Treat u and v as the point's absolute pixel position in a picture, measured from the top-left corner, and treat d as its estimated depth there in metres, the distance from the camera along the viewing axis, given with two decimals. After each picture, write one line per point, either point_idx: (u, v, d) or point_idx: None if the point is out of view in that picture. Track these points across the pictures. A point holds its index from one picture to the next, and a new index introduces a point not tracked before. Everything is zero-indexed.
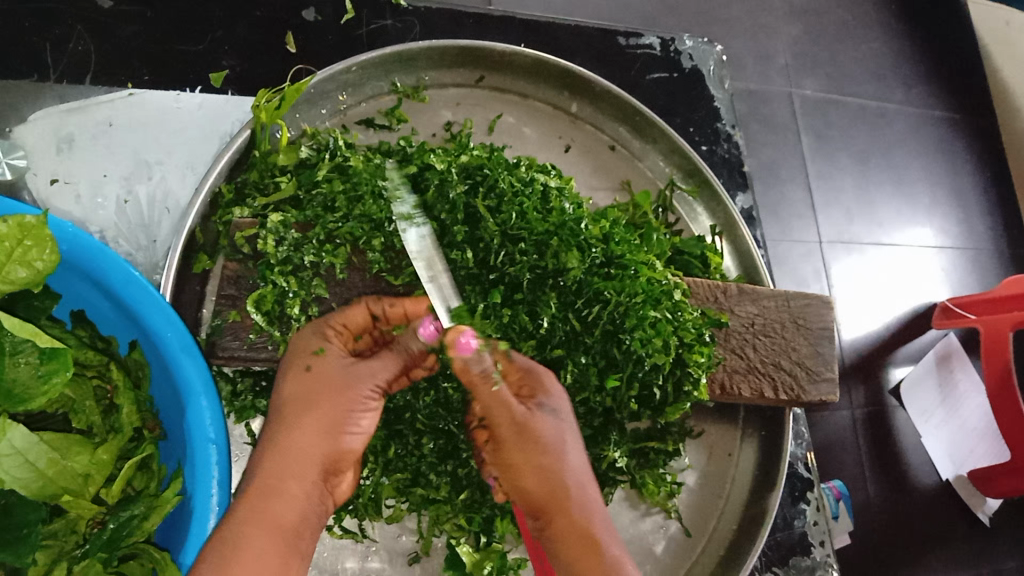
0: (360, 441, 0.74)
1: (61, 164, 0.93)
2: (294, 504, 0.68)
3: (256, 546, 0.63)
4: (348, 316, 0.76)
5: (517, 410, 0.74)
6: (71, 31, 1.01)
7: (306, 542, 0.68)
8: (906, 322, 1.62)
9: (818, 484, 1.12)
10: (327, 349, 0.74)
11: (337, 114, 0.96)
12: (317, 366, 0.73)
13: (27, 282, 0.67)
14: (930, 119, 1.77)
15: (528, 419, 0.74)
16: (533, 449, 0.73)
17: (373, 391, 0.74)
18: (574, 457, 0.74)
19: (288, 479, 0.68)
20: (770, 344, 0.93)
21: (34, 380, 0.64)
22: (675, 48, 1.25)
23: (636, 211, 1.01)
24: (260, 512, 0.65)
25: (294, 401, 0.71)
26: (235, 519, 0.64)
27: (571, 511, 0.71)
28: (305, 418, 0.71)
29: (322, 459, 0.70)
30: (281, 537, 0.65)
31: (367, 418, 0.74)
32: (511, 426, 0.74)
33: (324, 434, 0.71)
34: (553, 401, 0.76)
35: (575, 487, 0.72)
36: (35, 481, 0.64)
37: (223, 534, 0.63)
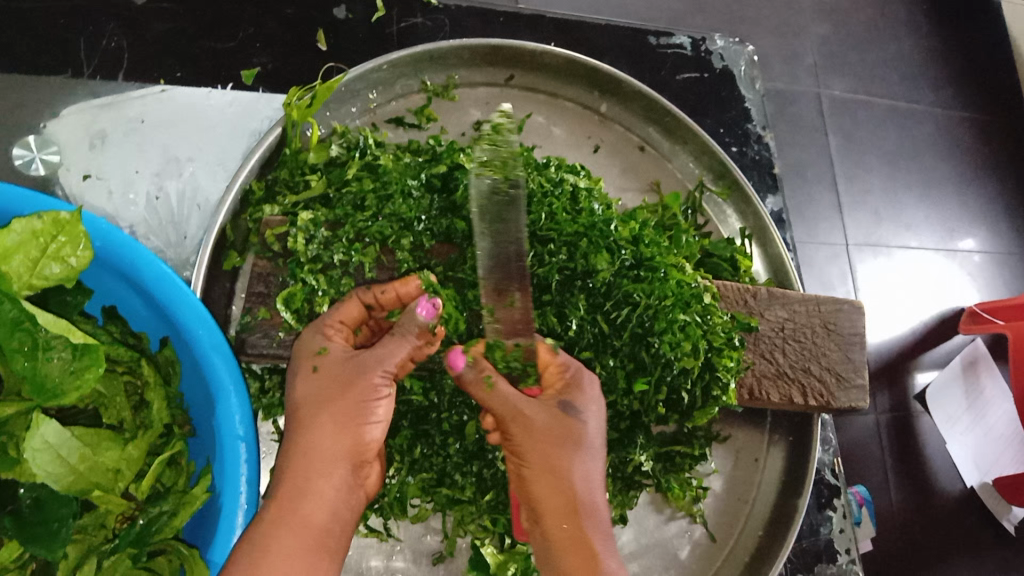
0: (381, 429, 0.72)
1: (94, 160, 0.93)
2: (323, 503, 0.67)
3: (284, 551, 0.64)
4: (343, 311, 0.75)
5: (523, 405, 0.73)
6: (105, 27, 1.01)
7: (336, 540, 0.68)
8: (934, 327, 1.59)
9: (844, 491, 1.10)
10: (329, 346, 0.73)
11: (368, 112, 0.96)
12: (322, 364, 0.71)
13: (60, 278, 0.68)
14: (962, 122, 1.74)
15: (550, 418, 0.73)
16: (549, 444, 0.72)
17: (384, 377, 0.72)
18: (592, 460, 0.73)
19: (313, 478, 0.67)
20: (799, 350, 0.91)
21: (65, 376, 0.65)
22: (706, 48, 1.23)
23: (665, 212, 1.00)
24: (287, 514, 0.65)
25: (308, 400, 0.70)
26: (263, 523, 0.65)
27: (577, 517, 0.70)
28: (321, 416, 0.69)
29: (343, 452, 0.69)
30: (310, 537, 0.66)
31: (384, 406, 0.72)
32: (523, 420, 0.73)
33: (341, 429, 0.69)
34: (586, 404, 0.74)
35: (586, 493, 0.71)
36: (67, 475, 0.65)
37: (251, 538, 0.64)
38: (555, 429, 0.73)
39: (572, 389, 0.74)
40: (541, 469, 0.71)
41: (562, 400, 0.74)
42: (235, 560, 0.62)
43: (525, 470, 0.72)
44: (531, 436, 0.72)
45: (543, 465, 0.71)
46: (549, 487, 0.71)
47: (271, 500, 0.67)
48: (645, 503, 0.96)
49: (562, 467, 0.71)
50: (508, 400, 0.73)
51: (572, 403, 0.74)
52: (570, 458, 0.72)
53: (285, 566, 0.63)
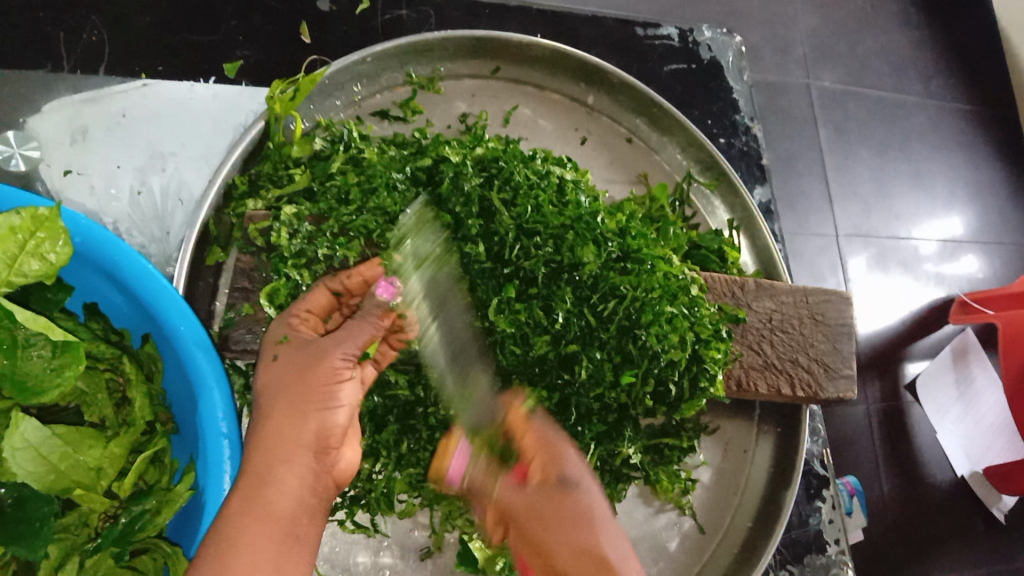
0: (345, 414, 0.71)
1: (76, 156, 0.92)
2: (287, 491, 0.66)
3: (247, 540, 0.62)
4: (310, 300, 0.75)
5: (529, 490, 0.69)
6: (85, 21, 1.00)
7: (304, 528, 0.67)
8: (923, 317, 1.60)
9: (833, 482, 1.10)
10: (292, 334, 0.72)
11: (352, 105, 0.95)
12: (283, 352, 0.71)
13: (39, 275, 0.67)
14: (951, 112, 1.74)
15: (552, 493, 0.67)
16: (564, 526, 0.64)
17: (346, 360, 0.71)
18: (609, 527, 0.66)
19: (277, 466, 0.66)
20: (787, 341, 0.91)
21: (46, 373, 0.64)
22: (693, 39, 1.23)
23: (652, 204, 0.99)
24: (250, 504, 0.64)
25: (269, 388, 0.69)
26: (227, 514, 0.64)
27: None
28: (280, 402, 0.68)
29: (305, 438, 0.68)
30: (275, 526, 0.64)
31: (346, 391, 0.71)
32: (530, 505, 0.67)
33: (301, 415, 0.68)
34: (575, 472, 0.70)
35: (620, 560, 0.63)
36: (47, 474, 0.64)
37: (217, 531, 0.63)
38: (567, 507, 0.66)
39: (555, 461, 0.70)
40: (565, 550, 0.63)
41: (555, 475, 0.69)
42: (203, 554, 0.61)
43: (554, 559, 0.63)
44: (543, 525, 0.65)
45: (565, 544, 0.63)
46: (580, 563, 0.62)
47: (234, 488, 0.66)
48: (634, 497, 0.96)
49: (588, 544, 0.63)
50: (511, 489, 0.69)
51: (563, 477, 0.69)
52: (590, 530, 0.64)
53: (250, 556, 0.62)
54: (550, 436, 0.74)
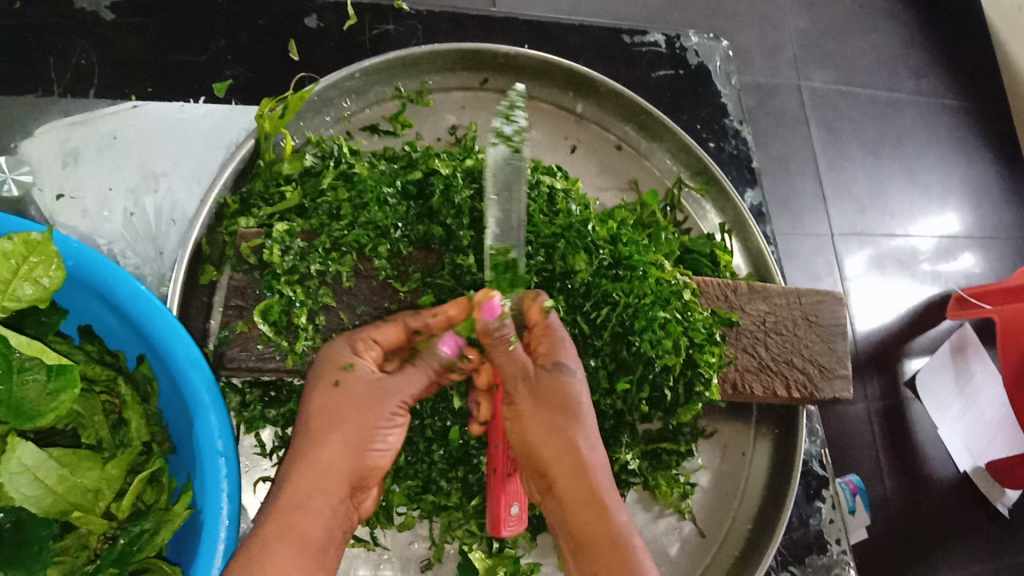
0: (387, 456, 0.74)
1: (67, 179, 0.93)
2: (321, 520, 0.67)
3: (285, 564, 0.63)
4: (381, 332, 0.75)
5: (531, 368, 0.76)
6: (75, 45, 1.01)
7: (329, 558, 0.67)
8: (920, 313, 1.60)
9: (833, 482, 1.11)
10: (357, 364, 0.73)
11: (342, 121, 0.96)
12: (346, 382, 0.72)
13: (33, 300, 0.67)
14: (942, 108, 1.75)
15: (543, 377, 0.75)
16: (551, 413, 0.73)
17: (400, 406, 0.74)
18: (588, 414, 0.75)
19: (314, 493, 0.68)
20: (781, 343, 0.91)
21: (42, 398, 0.65)
22: (680, 44, 1.23)
23: (643, 210, 1.00)
24: (285, 529, 0.65)
25: (319, 417, 0.70)
26: (261, 537, 0.64)
27: (584, 476, 0.71)
28: (332, 433, 0.70)
29: (349, 474, 0.70)
30: (308, 552, 0.65)
31: (392, 434, 0.74)
32: (528, 381, 0.75)
33: (350, 452, 0.70)
34: (572, 360, 0.76)
35: (588, 449, 0.72)
36: (44, 498, 0.64)
37: (249, 550, 0.63)
38: (555, 393, 0.74)
39: (558, 350, 0.76)
40: (546, 429, 0.73)
41: (552, 360, 0.75)
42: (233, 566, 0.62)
43: (532, 434, 0.74)
44: (533, 401, 0.74)
45: (546, 424, 0.73)
46: (551, 445, 0.72)
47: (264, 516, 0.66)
48: (632, 502, 0.96)
49: (566, 432, 0.73)
50: (519, 361, 0.76)
51: (558, 360, 0.75)
52: (572, 419, 0.73)
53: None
54: (558, 332, 0.78)
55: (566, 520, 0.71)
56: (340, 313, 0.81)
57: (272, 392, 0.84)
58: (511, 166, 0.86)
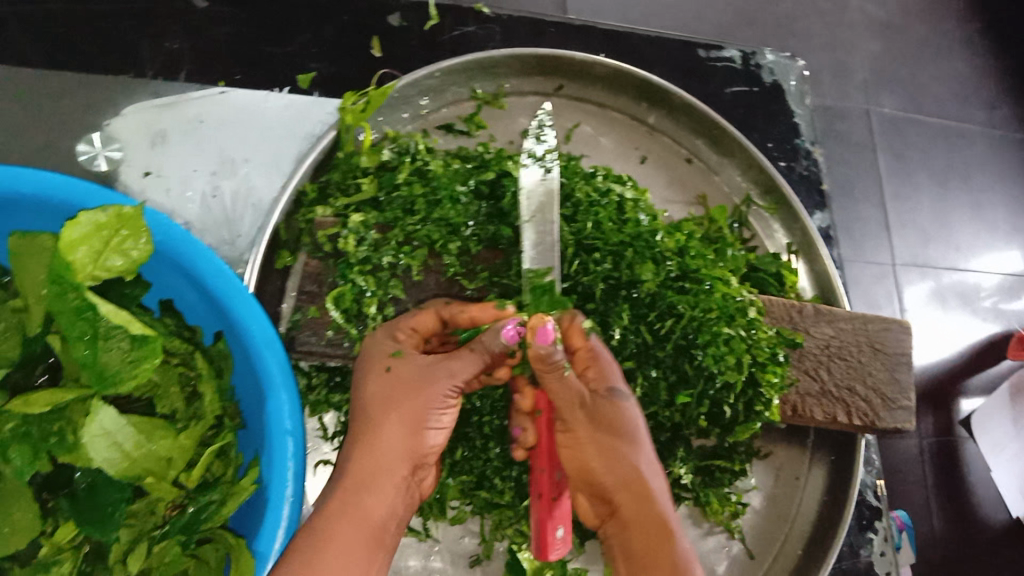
0: (442, 436, 0.73)
1: (154, 158, 0.97)
2: (382, 500, 0.69)
3: (342, 543, 0.66)
4: (417, 320, 0.76)
5: (588, 395, 0.74)
6: (169, 31, 1.05)
7: (390, 537, 0.69)
8: (981, 351, 1.55)
9: (887, 515, 1.08)
10: (405, 352, 0.74)
11: (419, 118, 0.98)
12: (396, 368, 0.73)
13: (121, 270, 0.71)
14: (1017, 143, 1.70)
15: (601, 405, 0.73)
16: (608, 436, 0.72)
17: (453, 390, 0.72)
18: (646, 444, 0.73)
19: (373, 476, 0.69)
20: (845, 368, 0.90)
21: (124, 364, 0.68)
22: (756, 61, 1.23)
23: (711, 225, 1.00)
24: (348, 508, 0.68)
25: (376, 400, 0.72)
26: (323, 516, 0.67)
27: (644, 501, 0.70)
28: (389, 415, 0.71)
29: (406, 455, 0.70)
30: (367, 532, 0.68)
31: (447, 414, 0.73)
32: (585, 409, 0.74)
33: (407, 433, 0.71)
34: (622, 384, 0.75)
35: (650, 476, 0.71)
36: (120, 462, 0.66)
37: (312, 527, 0.67)
38: (614, 418, 0.73)
39: (609, 374, 0.75)
40: (605, 457, 0.72)
41: (606, 386, 0.74)
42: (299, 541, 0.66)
43: (594, 463, 0.72)
44: (590, 429, 0.73)
45: (607, 452, 0.72)
46: (616, 472, 0.71)
47: (332, 493, 0.69)
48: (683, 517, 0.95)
49: (627, 458, 0.71)
50: (575, 388, 0.74)
51: (613, 386, 0.74)
52: (631, 446, 0.72)
53: (343, 559, 0.65)
54: (602, 356, 0.76)
55: (628, 548, 0.70)
56: (408, 305, 0.82)
57: (337, 378, 0.85)
58: (544, 188, 0.82)
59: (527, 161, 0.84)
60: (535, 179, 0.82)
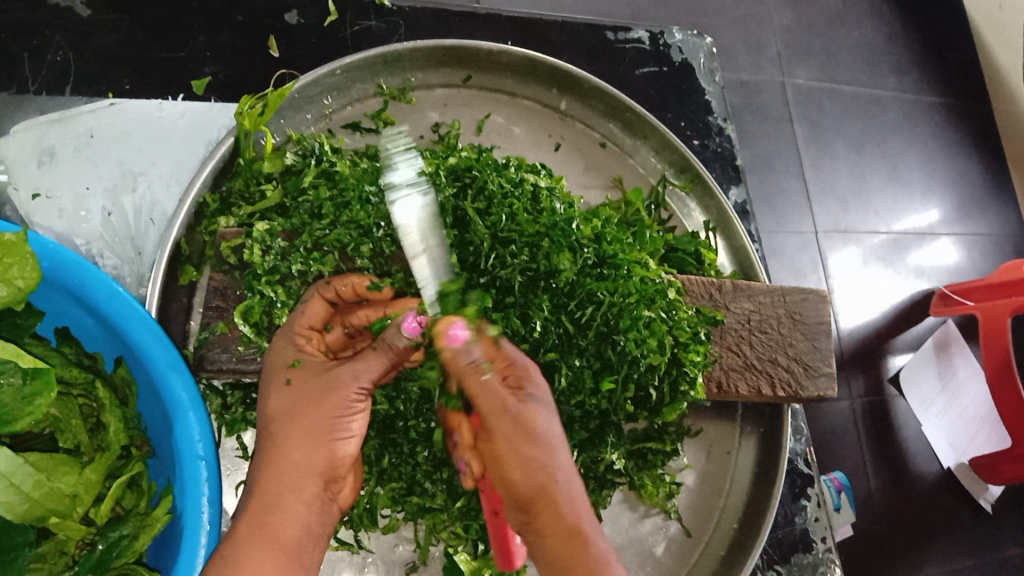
0: (355, 444, 0.72)
1: (44, 178, 0.91)
2: (295, 518, 0.67)
3: (257, 565, 0.64)
4: (309, 315, 0.76)
5: (510, 402, 0.71)
6: (50, 42, 0.99)
7: (308, 554, 0.68)
8: (902, 310, 1.61)
9: (818, 480, 1.11)
10: (303, 361, 0.72)
11: (323, 118, 0.95)
12: (296, 378, 0.71)
13: (8, 302, 0.66)
14: (924, 106, 1.76)
15: (520, 411, 0.70)
16: (528, 443, 0.70)
17: (359, 392, 0.71)
18: (563, 450, 0.71)
19: (283, 494, 0.67)
20: (766, 341, 0.91)
21: (18, 401, 0.63)
22: (664, 41, 1.23)
23: (628, 208, 1.00)
24: (259, 532, 0.65)
25: (280, 415, 0.69)
26: (235, 539, 0.65)
27: (561, 509, 0.68)
28: (294, 429, 0.68)
29: (317, 468, 0.68)
30: (282, 552, 0.65)
31: (356, 420, 0.71)
32: (511, 418, 0.70)
33: (315, 444, 0.68)
34: (539, 390, 0.73)
35: (564, 480, 0.70)
36: (21, 504, 0.62)
37: (224, 556, 0.64)
38: (530, 424, 0.70)
39: (526, 379, 0.73)
40: (522, 466, 0.69)
41: (523, 392, 0.72)
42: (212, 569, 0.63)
43: (512, 474, 0.70)
44: (511, 440, 0.70)
45: (523, 462, 0.69)
46: (530, 480, 0.69)
47: (242, 515, 0.67)
48: (619, 502, 0.96)
49: (542, 466, 0.69)
50: (499, 394, 0.71)
51: (532, 392, 0.72)
52: (547, 452, 0.70)
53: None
54: (517, 360, 0.74)
55: (546, 555, 0.68)
56: None
57: (254, 394, 0.83)
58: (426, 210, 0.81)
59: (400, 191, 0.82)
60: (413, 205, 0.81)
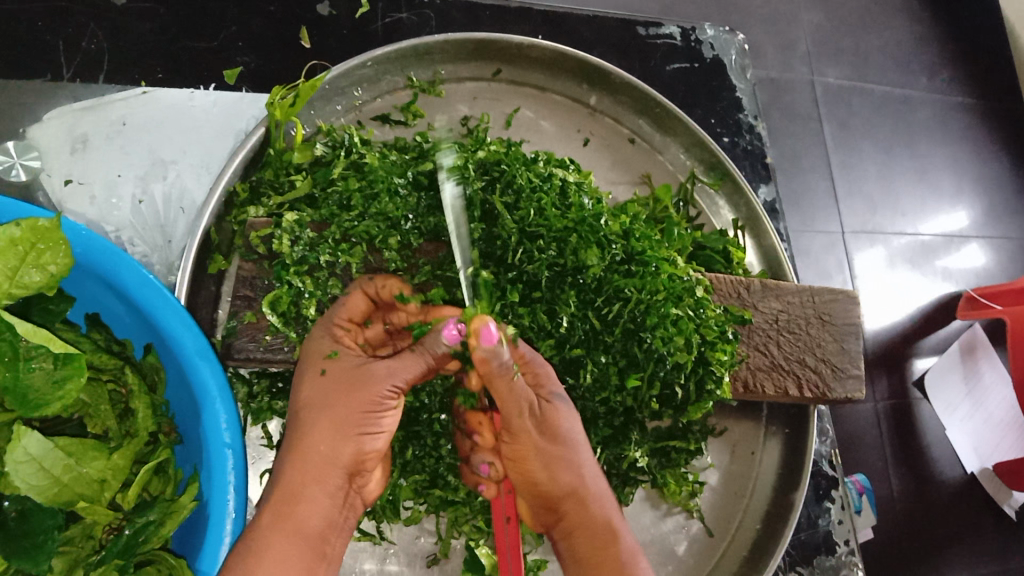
0: (383, 439, 0.71)
1: (76, 165, 0.92)
2: (318, 510, 0.67)
3: (279, 556, 0.64)
4: (349, 309, 0.74)
5: (534, 402, 0.72)
6: (84, 29, 1.00)
7: (330, 546, 0.68)
8: (930, 313, 1.58)
9: (842, 483, 1.10)
10: (341, 353, 0.72)
11: (353, 110, 0.95)
12: (332, 370, 0.71)
13: (40, 286, 0.67)
14: (957, 106, 1.73)
15: (545, 411, 0.72)
16: (553, 444, 0.72)
17: (392, 389, 0.70)
18: (586, 450, 0.74)
19: (308, 485, 0.67)
20: (794, 342, 0.90)
21: (49, 386, 0.64)
22: (695, 37, 1.22)
23: (657, 205, 0.99)
24: (282, 521, 0.65)
25: (311, 406, 0.69)
26: (257, 528, 0.65)
27: (587, 507, 0.71)
28: (322, 420, 0.68)
29: (342, 460, 0.68)
30: (304, 542, 0.66)
31: (388, 417, 0.71)
32: (533, 417, 0.72)
33: (343, 437, 0.68)
34: (560, 387, 0.75)
35: (593, 480, 0.73)
36: (50, 487, 0.64)
37: (246, 544, 0.64)
38: (558, 424, 0.72)
39: (547, 378, 0.74)
40: (547, 465, 0.72)
41: (548, 390, 0.73)
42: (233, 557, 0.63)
43: (536, 473, 0.72)
44: (536, 439, 0.72)
45: (547, 461, 0.72)
46: (559, 480, 0.71)
47: (266, 504, 0.67)
48: (642, 499, 0.95)
49: (571, 466, 0.72)
50: (524, 396, 0.72)
51: (555, 391, 0.73)
52: (573, 452, 0.72)
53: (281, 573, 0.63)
54: (533, 360, 0.74)
55: (574, 551, 0.71)
56: None
57: (280, 383, 0.83)
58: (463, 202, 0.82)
59: (443, 177, 0.84)
60: (454, 194, 0.82)
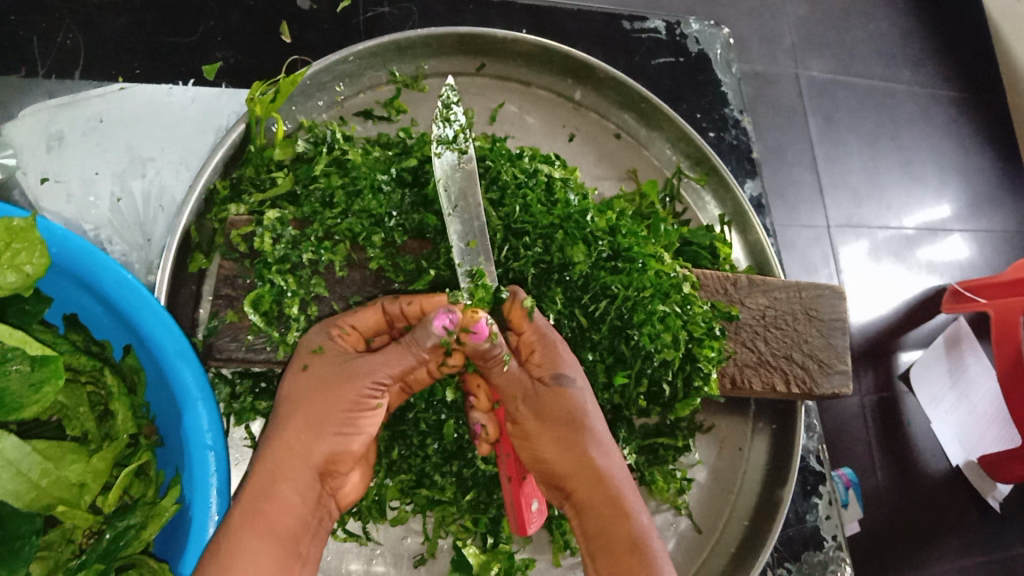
0: (362, 441, 0.70)
1: (52, 163, 0.90)
2: (291, 509, 0.66)
3: (249, 555, 0.62)
4: (358, 318, 0.73)
5: (532, 385, 0.72)
6: (60, 24, 0.98)
7: (304, 546, 0.67)
8: (914, 306, 1.59)
9: (829, 477, 1.10)
10: (328, 347, 0.71)
11: (335, 106, 0.94)
12: (314, 364, 0.70)
13: (16, 287, 0.65)
14: (940, 100, 1.73)
15: (542, 394, 0.72)
16: (552, 423, 0.71)
17: (375, 388, 0.70)
18: (600, 424, 0.72)
19: (278, 481, 0.66)
20: (781, 337, 0.90)
21: (25, 389, 0.62)
22: (680, 31, 1.21)
23: (642, 201, 0.98)
24: (252, 517, 0.64)
25: (290, 400, 0.69)
26: (228, 526, 0.63)
27: (598, 483, 0.70)
28: (298, 416, 0.68)
29: (317, 460, 0.67)
30: (277, 543, 0.64)
31: (368, 416, 0.70)
32: (527, 402, 0.72)
33: (318, 435, 0.68)
34: (571, 367, 0.73)
35: (603, 458, 0.70)
36: (27, 492, 0.62)
37: (217, 541, 0.62)
38: (561, 407, 0.71)
39: (554, 357, 0.73)
40: (559, 444, 0.71)
41: (552, 373, 0.72)
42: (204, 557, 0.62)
43: (543, 451, 0.71)
44: (535, 421, 0.72)
45: (559, 440, 0.71)
46: (564, 459, 0.70)
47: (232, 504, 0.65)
48: None
49: (579, 446, 0.70)
50: (518, 378, 0.73)
51: (560, 372, 0.72)
52: (580, 432, 0.71)
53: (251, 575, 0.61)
54: (549, 335, 0.74)
55: (585, 529, 0.70)
56: (333, 304, 0.79)
57: (263, 383, 0.83)
58: (462, 172, 0.77)
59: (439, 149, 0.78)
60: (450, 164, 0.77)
